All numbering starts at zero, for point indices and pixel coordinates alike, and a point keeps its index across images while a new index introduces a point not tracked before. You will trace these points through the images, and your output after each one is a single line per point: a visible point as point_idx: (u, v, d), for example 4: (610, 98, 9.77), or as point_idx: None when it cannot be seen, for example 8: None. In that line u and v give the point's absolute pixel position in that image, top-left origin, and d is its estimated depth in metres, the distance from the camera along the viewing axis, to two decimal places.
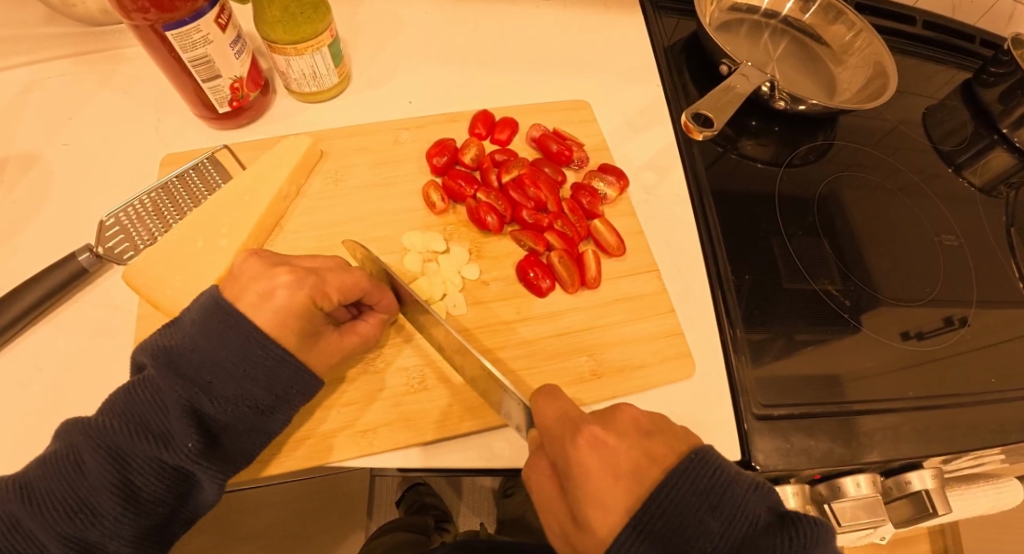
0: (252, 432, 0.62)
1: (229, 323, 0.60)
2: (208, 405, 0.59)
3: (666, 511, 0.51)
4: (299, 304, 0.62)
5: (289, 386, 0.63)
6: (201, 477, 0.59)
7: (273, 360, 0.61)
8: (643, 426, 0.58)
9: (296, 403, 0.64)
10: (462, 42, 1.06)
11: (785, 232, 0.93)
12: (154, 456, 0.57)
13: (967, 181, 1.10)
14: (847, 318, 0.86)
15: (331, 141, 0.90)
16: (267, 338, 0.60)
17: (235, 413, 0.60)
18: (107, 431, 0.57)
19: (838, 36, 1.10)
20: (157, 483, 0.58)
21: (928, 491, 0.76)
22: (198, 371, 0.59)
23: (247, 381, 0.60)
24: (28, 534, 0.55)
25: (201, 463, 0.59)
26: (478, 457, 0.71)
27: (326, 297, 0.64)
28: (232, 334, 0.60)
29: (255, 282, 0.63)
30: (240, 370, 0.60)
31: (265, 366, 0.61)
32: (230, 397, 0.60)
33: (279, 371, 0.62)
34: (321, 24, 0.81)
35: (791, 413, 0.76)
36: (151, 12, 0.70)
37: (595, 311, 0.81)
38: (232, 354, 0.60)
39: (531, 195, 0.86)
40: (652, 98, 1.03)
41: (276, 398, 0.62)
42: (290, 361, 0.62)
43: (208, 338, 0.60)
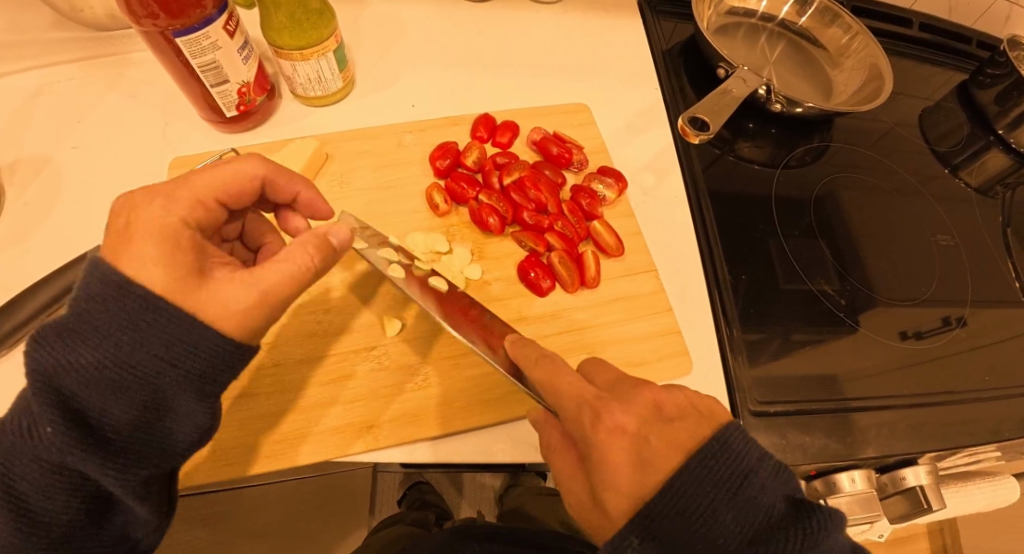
0: (145, 414, 0.54)
1: (100, 285, 0.54)
2: (83, 389, 0.52)
3: (680, 500, 0.49)
4: (166, 216, 0.57)
5: (166, 347, 0.54)
6: (94, 470, 0.53)
7: (139, 312, 0.53)
8: (699, 429, 0.54)
9: (192, 370, 0.55)
10: (464, 46, 1.08)
11: (782, 233, 0.95)
12: (34, 453, 0.52)
13: (964, 182, 1.11)
14: (843, 317, 0.88)
15: (335, 144, 0.91)
16: (149, 292, 0.54)
17: (109, 394, 0.53)
18: (1, 435, 0.54)
19: (834, 39, 1.11)
20: (46, 483, 0.53)
21: (923, 487, 0.78)
22: (68, 351, 0.52)
23: (120, 350, 0.53)
24: None
25: (84, 454, 0.52)
26: (481, 452, 0.73)
27: (198, 201, 0.60)
28: (97, 294, 0.53)
29: (193, 267, 0.60)
30: (103, 339, 0.52)
31: (129, 325, 0.53)
32: (98, 375, 0.52)
33: (148, 330, 0.53)
34: (327, 30, 0.83)
35: (787, 410, 0.78)
36: (161, 18, 0.72)
37: (594, 310, 0.83)
38: (106, 320, 0.53)
39: (532, 197, 0.88)
40: (650, 102, 1.05)
41: (156, 367, 0.53)
42: (171, 316, 0.54)
43: (78, 309, 0.53)
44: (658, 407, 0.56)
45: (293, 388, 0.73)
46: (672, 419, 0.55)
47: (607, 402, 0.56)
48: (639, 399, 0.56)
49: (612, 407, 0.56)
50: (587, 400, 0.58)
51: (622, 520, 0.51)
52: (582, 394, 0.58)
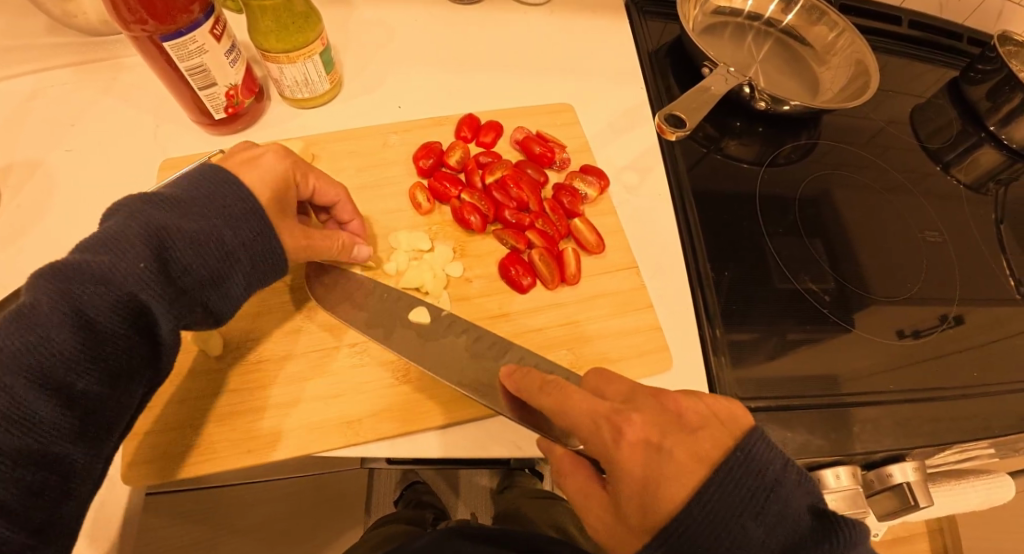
0: (214, 279, 0.62)
1: (217, 177, 0.65)
2: (174, 239, 0.59)
3: (709, 512, 0.48)
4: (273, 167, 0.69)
5: (258, 236, 0.64)
6: (157, 310, 0.57)
7: (239, 196, 0.64)
8: (718, 437, 0.53)
9: (261, 258, 0.65)
10: (452, 47, 1.09)
11: (766, 230, 0.95)
12: (108, 281, 0.54)
13: (955, 179, 1.11)
14: (826, 314, 0.88)
15: (323, 145, 0.93)
16: (242, 184, 0.65)
17: (199, 248, 0.60)
18: (71, 263, 0.54)
19: (820, 36, 1.12)
20: (115, 317, 0.55)
21: (911, 484, 0.78)
22: (172, 210, 0.60)
23: (218, 218, 0.62)
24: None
25: (156, 290, 0.57)
26: (464, 447, 0.74)
27: (305, 181, 0.73)
28: (213, 183, 0.64)
29: (242, 152, 0.70)
30: (209, 208, 0.62)
31: (230, 203, 0.63)
32: (200, 229, 0.60)
33: (241, 208, 0.64)
34: (313, 33, 0.84)
35: (769, 407, 0.78)
36: (149, 23, 0.73)
37: (575, 307, 0.83)
38: (215, 197, 0.63)
39: (513, 195, 0.90)
40: (636, 100, 1.06)
41: (245, 244, 0.63)
42: (256, 205, 0.65)
43: (195, 187, 0.63)
44: (681, 416, 0.55)
45: (275, 384, 0.75)
46: (697, 429, 0.54)
47: (628, 415, 0.55)
48: (658, 409, 0.55)
49: (633, 420, 0.54)
50: (606, 413, 0.56)
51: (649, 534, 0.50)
52: (597, 409, 0.56)
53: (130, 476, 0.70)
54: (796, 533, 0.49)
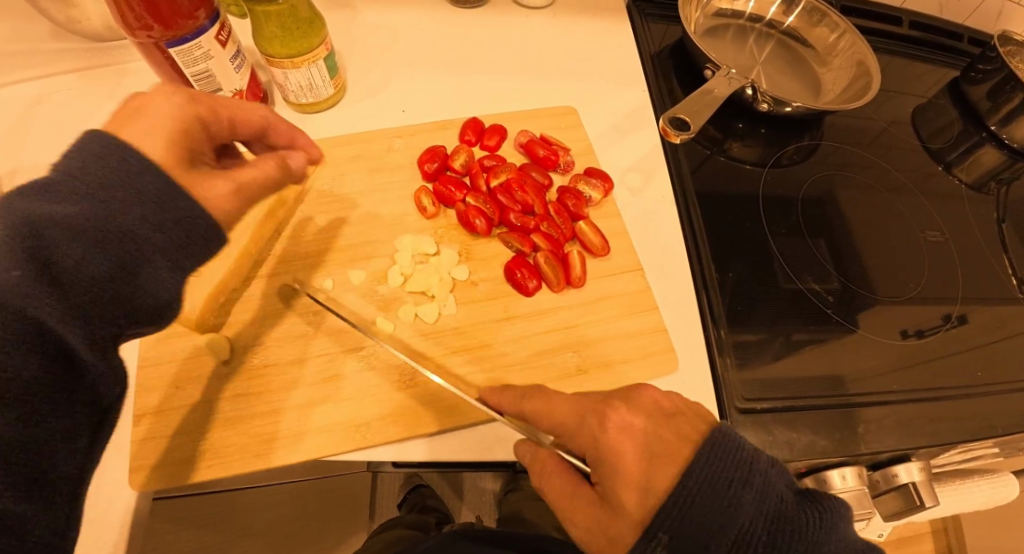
0: (125, 267, 0.51)
1: (105, 146, 0.51)
2: (56, 245, 0.48)
3: (700, 486, 0.52)
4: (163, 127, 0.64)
5: (165, 205, 0.52)
6: (55, 329, 0.49)
7: (135, 169, 0.51)
8: (696, 425, 0.58)
9: (180, 228, 0.53)
10: (454, 51, 1.10)
11: (770, 231, 0.95)
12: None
13: (957, 178, 1.11)
14: (830, 314, 0.89)
15: (327, 149, 0.93)
16: (127, 147, 0.52)
17: (87, 244, 0.49)
18: None
19: (822, 38, 1.12)
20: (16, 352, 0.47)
21: (916, 484, 0.78)
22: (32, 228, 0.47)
23: (96, 194, 0.50)
24: None
25: (48, 307, 0.48)
26: (471, 450, 0.74)
27: (214, 114, 0.62)
28: (91, 161, 0.50)
29: (128, 101, 0.58)
30: (94, 183, 0.50)
31: (107, 167, 0.51)
32: (81, 215, 0.49)
33: (136, 176, 0.51)
34: (317, 39, 0.85)
35: (774, 407, 0.78)
36: (156, 29, 0.74)
37: (580, 309, 0.84)
38: (78, 170, 0.50)
39: (518, 199, 0.90)
40: (638, 103, 1.06)
41: (150, 222, 0.51)
42: (157, 170, 0.53)
43: (82, 165, 0.50)
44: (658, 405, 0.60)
45: (281, 389, 0.75)
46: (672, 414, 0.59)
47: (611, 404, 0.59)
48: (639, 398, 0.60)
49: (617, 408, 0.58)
50: (595, 406, 0.59)
51: (646, 519, 0.53)
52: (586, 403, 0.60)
53: (137, 481, 0.70)
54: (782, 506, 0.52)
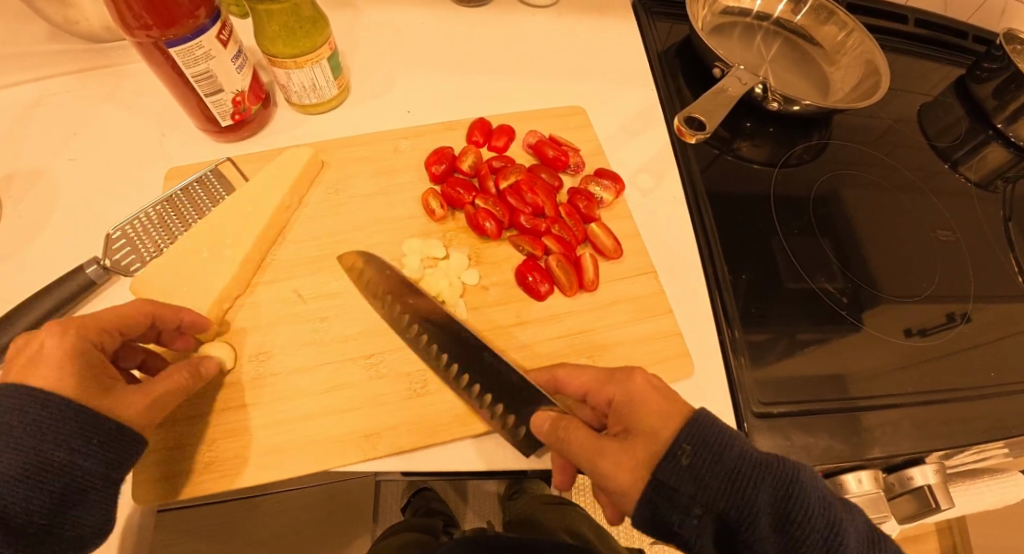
0: (58, 501, 0.57)
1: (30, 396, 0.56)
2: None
3: (678, 472, 0.55)
4: (72, 347, 0.59)
5: (86, 436, 0.57)
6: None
7: (52, 412, 0.56)
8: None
9: (111, 454, 0.59)
10: (458, 50, 1.08)
11: (781, 231, 0.94)
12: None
13: (964, 177, 1.11)
14: (844, 316, 0.87)
15: (331, 151, 0.91)
16: (37, 392, 0.56)
17: (22, 491, 0.54)
18: None
19: (830, 36, 1.11)
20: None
21: (931, 487, 0.76)
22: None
23: (25, 446, 0.55)
24: None
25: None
26: (483, 459, 0.73)
27: (106, 335, 0.63)
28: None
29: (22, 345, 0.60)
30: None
31: (44, 422, 0.56)
32: (14, 470, 0.54)
33: (67, 424, 0.56)
34: (320, 38, 0.83)
35: (789, 411, 0.77)
36: (154, 29, 0.72)
37: (593, 313, 0.82)
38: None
39: (529, 200, 0.87)
40: (647, 102, 1.05)
41: (91, 453, 0.57)
42: (74, 408, 0.57)
43: (11, 419, 0.55)
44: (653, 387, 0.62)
45: (289, 398, 0.73)
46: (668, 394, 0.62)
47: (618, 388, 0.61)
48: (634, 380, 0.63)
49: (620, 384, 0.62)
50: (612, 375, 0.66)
51: (670, 437, 0.57)
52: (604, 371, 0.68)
53: (142, 495, 0.68)
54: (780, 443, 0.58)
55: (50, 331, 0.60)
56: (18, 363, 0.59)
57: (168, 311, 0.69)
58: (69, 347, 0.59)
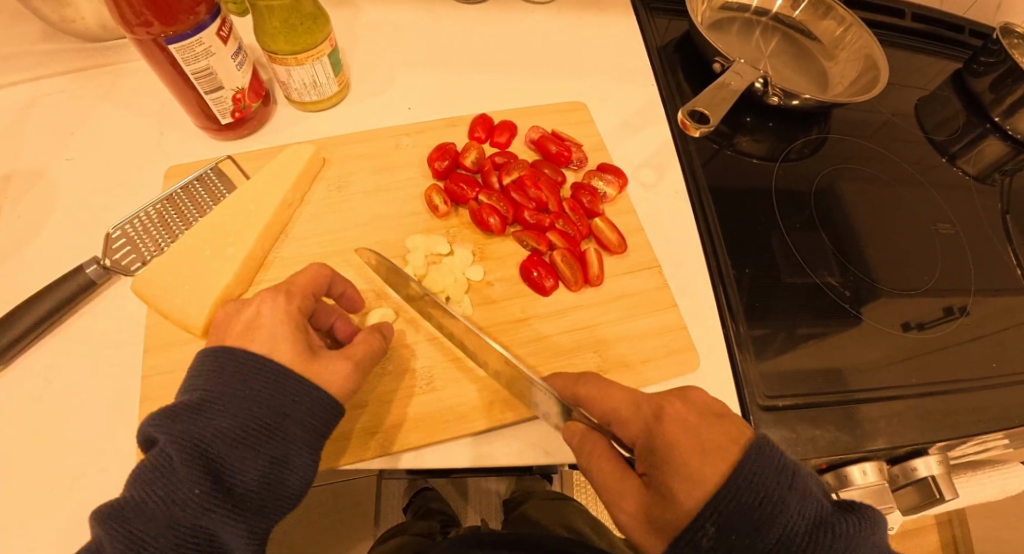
0: (278, 462, 0.59)
1: (222, 357, 0.61)
2: (217, 447, 0.56)
3: (742, 497, 0.50)
4: (284, 312, 0.64)
5: (300, 399, 0.61)
6: (221, 532, 0.54)
7: (274, 373, 0.60)
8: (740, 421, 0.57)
9: (312, 422, 0.61)
10: (458, 47, 1.08)
11: (783, 225, 0.94)
12: (168, 523, 0.52)
13: (962, 170, 1.11)
14: (847, 309, 0.88)
15: (333, 148, 0.91)
16: (260, 355, 0.61)
17: (247, 444, 0.57)
18: (191, 413, 0.57)
19: (829, 30, 1.11)
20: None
21: (935, 478, 0.76)
22: (201, 414, 0.57)
23: (253, 403, 0.59)
24: (163, 503, 0.53)
25: (215, 514, 0.54)
26: (490, 456, 0.72)
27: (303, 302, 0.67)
28: (237, 366, 0.60)
29: (238, 315, 0.65)
30: (251, 396, 0.59)
31: (269, 383, 0.60)
32: (233, 425, 0.57)
33: (287, 386, 0.61)
34: (321, 34, 0.82)
35: (794, 403, 0.77)
36: (154, 25, 0.71)
37: (598, 308, 0.82)
38: (236, 382, 0.60)
39: (533, 196, 0.87)
40: (648, 98, 1.05)
41: (289, 417, 0.60)
42: (293, 372, 0.61)
43: (202, 381, 0.60)
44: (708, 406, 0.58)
45: None
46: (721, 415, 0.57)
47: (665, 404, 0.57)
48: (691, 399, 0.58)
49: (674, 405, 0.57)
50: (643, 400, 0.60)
51: (727, 466, 0.52)
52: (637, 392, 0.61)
53: None
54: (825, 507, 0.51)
55: (265, 298, 0.65)
56: (236, 328, 0.64)
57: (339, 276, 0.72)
58: (282, 313, 0.64)
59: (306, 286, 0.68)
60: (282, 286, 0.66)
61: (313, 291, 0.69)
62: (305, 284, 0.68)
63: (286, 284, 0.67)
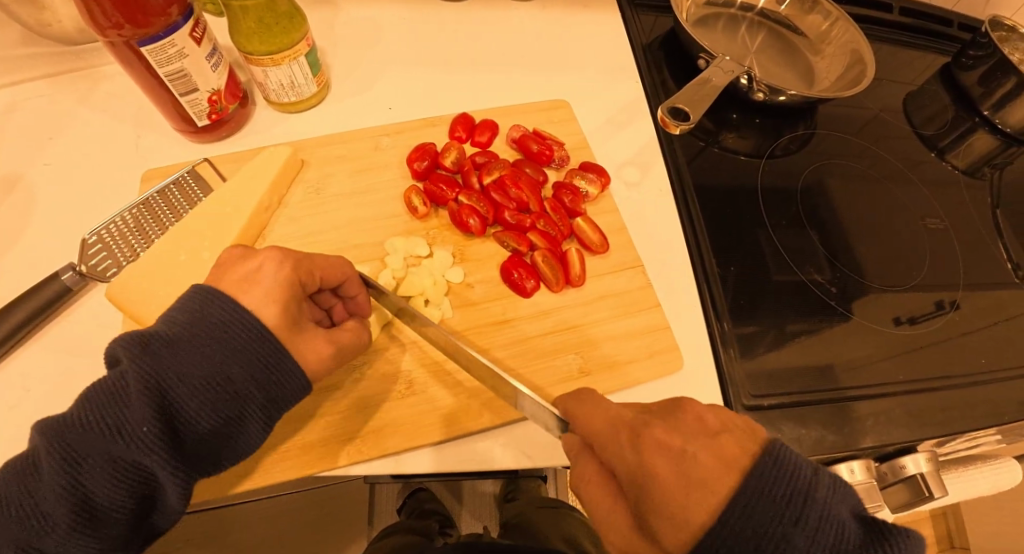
0: (232, 422, 0.58)
1: (205, 299, 0.59)
2: (175, 390, 0.55)
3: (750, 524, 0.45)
4: (285, 280, 0.61)
5: (272, 367, 0.59)
6: (160, 477, 0.54)
7: (252, 333, 0.58)
8: (744, 443, 0.49)
9: (275, 389, 0.60)
10: (440, 46, 1.06)
11: (770, 222, 0.93)
12: (108, 454, 0.53)
13: (951, 165, 1.10)
14: (834, 306, 0.87)
15: (311, 150, 0.90)
16: (246, 312, 0.59)
17: (208, 398, 0.56)
18: (160, 343, 0.56)
19: (814, 25, 1.10)
20: (105, 488, 0.53)
21: (924, 475, 0.74)
22: (169, 351, 0.55)
23: (223, 356, 0.57)
24: (113, 426, 0.53)
25: (158, 460, 0.54)
26: (473, 461, 0.71)
27: (311, 277, 0.64)
28: (217, 311, 0.58)
29: (238, 264, 0.62)
30: (220, 347, 0.57)
31: (244, 341, 0.58)
32: (202, 375, 0.56)
33: (261, 350, 0.59)
34: (298, 34, 0.81)
35: (781, 403, 0.76)
36: (126, 28, 0.70)
37: (580, 309, 0.81)
38: (209, 327, 0.57)
39: (513, 196, 0.87)
40: (632, 95, 1.04)
41: (254, 377, 0.58)
42: (272, 338, 0.59)
43: (179, 316, 0.58)
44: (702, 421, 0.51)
45: None
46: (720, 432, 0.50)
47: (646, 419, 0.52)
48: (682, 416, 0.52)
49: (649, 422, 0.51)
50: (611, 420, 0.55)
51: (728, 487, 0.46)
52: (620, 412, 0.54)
53: None
54: (846, 539, 0.45)
55: (272, 257, 0.62)
56: (232, 276, 0.61)
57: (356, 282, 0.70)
58: (285, 280, 0.61)
59: (322, 268, 0.66)
60: (297, 256, 0.64)
61: (325, 275, 0.66)
62: (319, 264, 0.65)
63: (304, 257, 0.64)
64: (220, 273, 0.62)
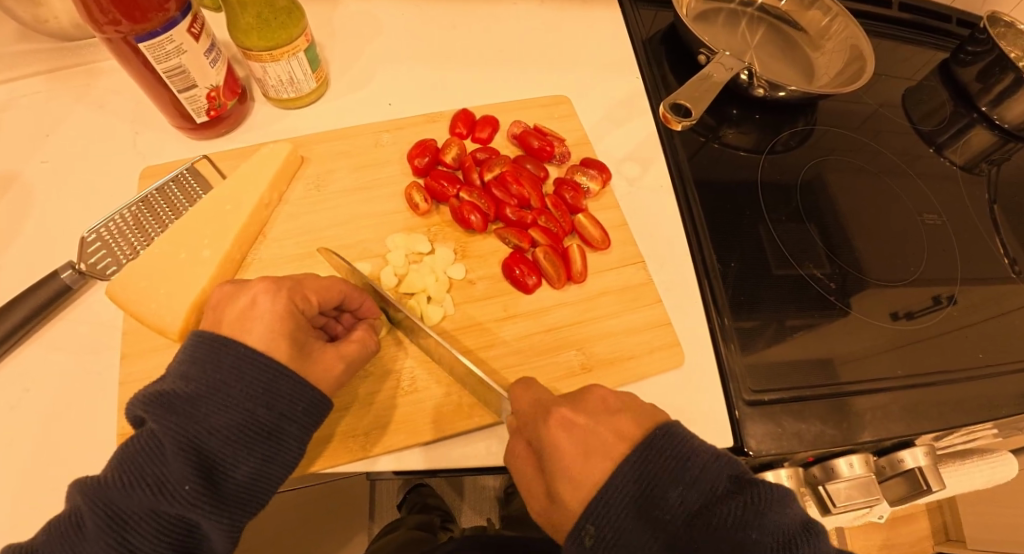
0: (266, 461, 0.59)
1: (213, 347, 0.59)
2: (205, 439, 0.56)
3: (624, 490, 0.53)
4: (283, 307, 0.63)
5: (293, 401, 0.60)
6: (205, 524, 0.55)
7: (269, 374, 0.59)
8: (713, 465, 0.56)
9: (298, 422, 0.61)
10: (440, 42, 1.06)
11: (769, 217, 0.93)
12: (151, 509, 0.53)
13: (949, 160, 1.10)
14: (833, 301, 0.87)
15: (310, 146, 0.89)
16: (256, 351, 0.59)
17: (239, 442, 0.57)
18: (182, 399, 0.56)
19: (815, 21, 1.10)
20: (154, 541, 0.53)
21: (922, 469, 0.74)
22: (191, 406, 0.56)
23: (247, 401, 0.58)
24: (152, 483, 0.53)
25: (202, 509, 0.54)
26: (474, 457, 0.71)
27: (306, 300, 0.65)
28: (227, 359, 0.59)
29: (236, 297, 0.64)
30: (241, 392, 0.58)
31: (263, 382, 0.59)
32: (228, 422, 0.57)
33: (279, 387, 0.59)
34: (296, 29, 0.81)
35: (780, 398, 0.76)
36: (123, 24, 0.69)
37: (581, 305, 0.81)
38: (227, 376, 0.58)
39: (514, 192, 0.87)
40: (632, 90, 1.04)
41: (276, 414, 0.59)
42: (288, 373, 0.60)
43: (193, 369, 0.58)
44: None
45: None
46: None
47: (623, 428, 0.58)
48: None
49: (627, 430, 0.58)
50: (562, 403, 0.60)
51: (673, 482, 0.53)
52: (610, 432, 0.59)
53: None
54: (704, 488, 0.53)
55: (265, 289, 0.63)
56: (230, 315, 0.63)
57: (356, 294, 0.71)
58: (281, 307, 0.62)
59: (316, 291, 0.67)
60: (289, 283, 0.65)
61: (321, 298, 0.67)
62: (310, 288, 0.66)
63: (294, 281, 0.65)
64: (223, 306, 0.64)
